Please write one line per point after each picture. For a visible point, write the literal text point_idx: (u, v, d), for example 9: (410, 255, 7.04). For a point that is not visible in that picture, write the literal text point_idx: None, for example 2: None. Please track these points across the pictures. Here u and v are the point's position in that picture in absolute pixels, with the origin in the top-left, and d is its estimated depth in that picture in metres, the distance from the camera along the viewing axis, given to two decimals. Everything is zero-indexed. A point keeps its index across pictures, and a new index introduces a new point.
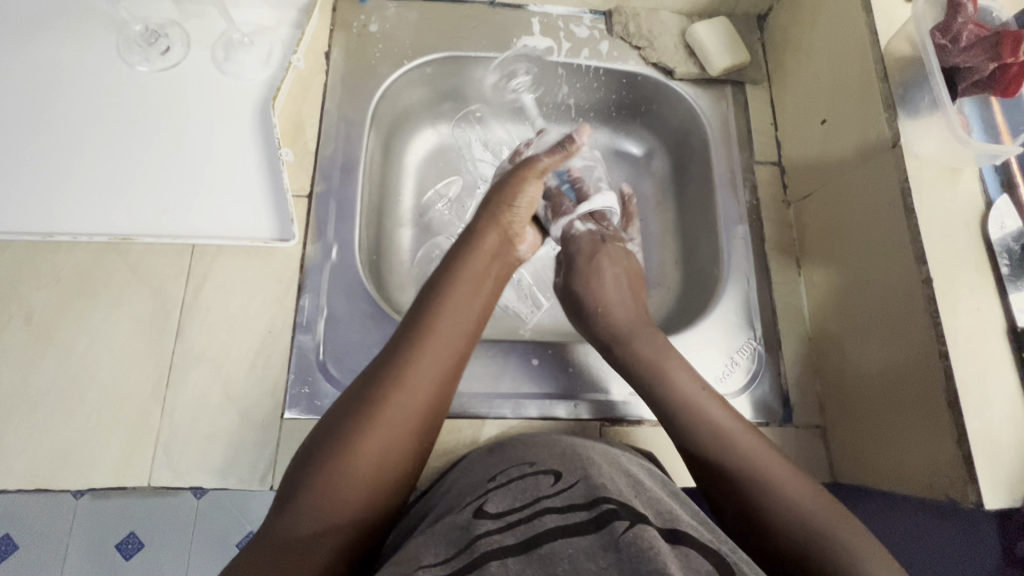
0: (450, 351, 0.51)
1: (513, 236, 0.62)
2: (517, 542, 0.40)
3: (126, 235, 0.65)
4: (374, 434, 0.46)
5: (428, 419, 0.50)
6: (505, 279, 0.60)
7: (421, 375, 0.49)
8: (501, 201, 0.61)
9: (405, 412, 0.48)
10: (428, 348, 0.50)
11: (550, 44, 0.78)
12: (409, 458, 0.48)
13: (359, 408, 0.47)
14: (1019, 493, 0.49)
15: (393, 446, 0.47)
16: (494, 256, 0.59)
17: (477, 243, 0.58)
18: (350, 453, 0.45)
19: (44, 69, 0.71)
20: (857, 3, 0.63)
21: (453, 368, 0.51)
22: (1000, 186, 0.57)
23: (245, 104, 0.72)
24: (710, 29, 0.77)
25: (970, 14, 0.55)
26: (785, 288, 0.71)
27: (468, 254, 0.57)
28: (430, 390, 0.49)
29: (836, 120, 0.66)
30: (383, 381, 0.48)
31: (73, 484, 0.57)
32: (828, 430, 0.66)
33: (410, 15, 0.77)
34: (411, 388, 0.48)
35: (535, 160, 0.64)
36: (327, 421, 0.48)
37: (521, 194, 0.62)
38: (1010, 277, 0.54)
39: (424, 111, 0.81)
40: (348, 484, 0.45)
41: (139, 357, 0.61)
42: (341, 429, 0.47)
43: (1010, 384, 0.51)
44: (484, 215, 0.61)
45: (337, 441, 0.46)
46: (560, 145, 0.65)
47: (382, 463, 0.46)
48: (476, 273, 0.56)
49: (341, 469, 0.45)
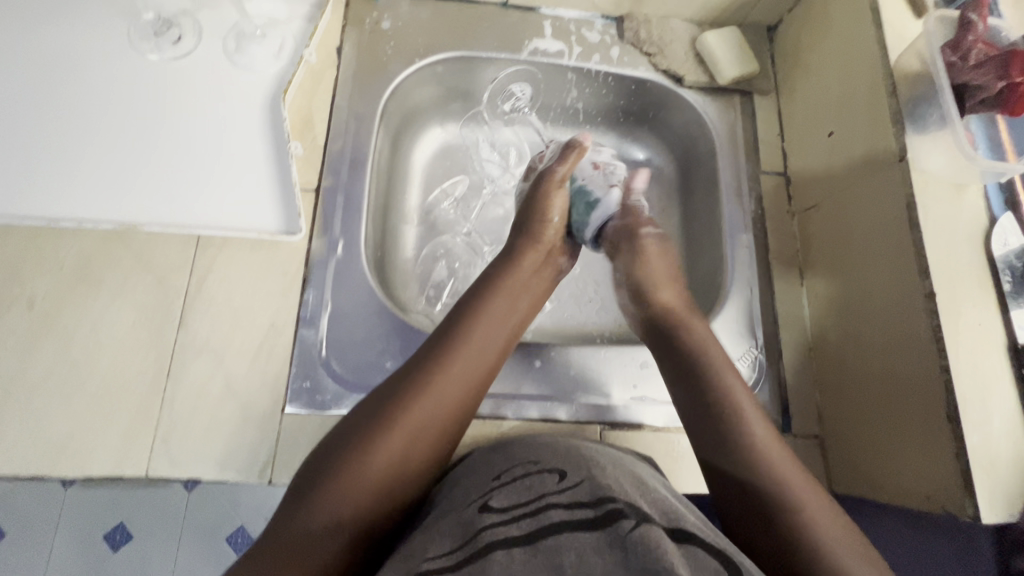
0: (481, 362, 0.53)
1: (553, 251, 0.64)
2: (521, 536, 0.40)
3: (131, 223, 0.64)
4: (400, 434, 0.47)
5: (451, 426, 0.50)
6: (543, 295, 0.62)
7: (451, 382, 0.50)
8: (537, 215, 0.63)
9: (435, 414, 0.49)
10: (461, 355, 0.52)
11: (561, 48, 0.78)
12: (427, 464, 0.49)
13: (389, 405, 0.48)
14: (1015, 507, 0.50)
15: (421, 445, 0.48)
16: (533, 274, 0.61)
17: (517, 260, 0.60)
18: (378, 445, 0.46)
19: (57, 54, 0.70)
20: (869, 17, 0.63)
21: (483, 378, 0.53)
22: (1004, 204, 0.58)
23: (256, 96, 0.72)
24: (720, 39, 0.78)
25: (979, 33, 0.56)
26: (787, 297, 0.71)
27: (507, 270, 0.59)
28: (459, 397, 0.51)
29: (843, 132, 0.66)
30: (416, 385, 0.49)
31: (71, 473, 0.56)
32: (826, 440, 0.66)
33: (422, 13, 0.77)
34: (442, 393, 0.50)
35: (551, 169, 0.65)
36: (351, 418, 0.49)
37: (552, 208, 0.64)
38: (1012, 293, 0.55)
39: (434, 110, 0.81)
40: (363, 483, 0.45)
41: (140, 346, 0.61)
42: (370, 421, 0.47)
43: (1009, 400, 0.52)
44: (523, 232, 0.63)
45: (365, 435, 0.47)
46: (568, 147, 0.66)
47: (406, 461, 0.47)
48: (512, 286, 0.58)
49: (365, 463, 0.45)
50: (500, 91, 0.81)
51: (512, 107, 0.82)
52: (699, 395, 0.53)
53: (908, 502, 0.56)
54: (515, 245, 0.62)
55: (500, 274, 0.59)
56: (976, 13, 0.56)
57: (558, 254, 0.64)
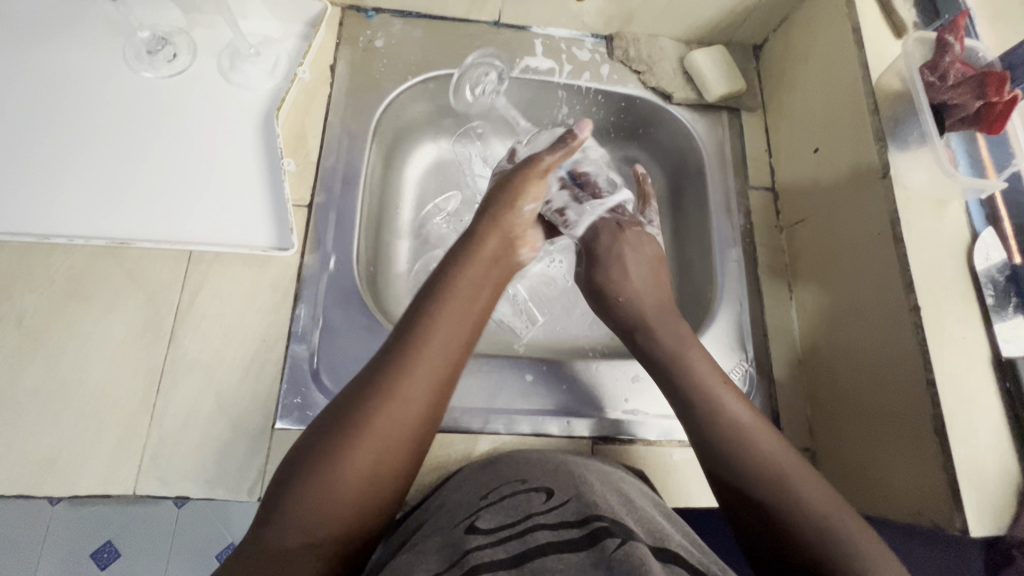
0: (443, 361, 0.50)
1: (517, 237, 0.61)
2: (507, 558, 0.40)
3: (123, 240, 0.65)
4: (361, 451, 0.45)
5: (416, 432, 0.48)
6: (507, 279, 0.60)
7: (413, 387, 0.48)
8: (504, 204, 0.61)
9: (395, 425, 0.47)
10: (422, 355, 0.50)
11: (551, 65, 0.79)
12: (394, 477, 0.47)
13: (346, 422, 0.46)
14: (1003, 520, 0.50)
15: (384, 461, 0.47)
16: (495, 261, 0.58)
17: (478, 246, 0.58)
18: (336, 466, 0.45)
19: (51, 72, 0.71)
20: (851, 37, 0.65)
21: (445, 379, 0.51)
22: (985, 219, 0.59)
23: (249, 113, 0.72)
24: (708, 58, 0.79)
25: (957, 54, 0.58)
26: (776, 311, 0.72)
27: (471, 258, 0.57)
28: (423, 404, 0.49)
29: (829, 148, 0.67)
30: (373, 394, 0.47)
31: (58, 491, 0.56)
32: (816, 453, 0.66)
33: (414, 32, 0.78)
34: (399, 403, 0.47)
35: (539, 161, 0.62)
36: (311, 434, 0.47)
37: (522, 199, 0.61)
38: (995, 307, 0.56)
39: (427, 126, 0.82)
40: (330, 504, 0.44)
41: (131, 362, 0.60)
42: (328, 439, 0.46)
43: (995, 412, 0.52)
44: (485, 221, 0.60)
45: (327, 451, 0.45)
46: (561, 138, 0.63)
47: (371, 478, 0.46)
48: (474, 277, 0.56)
49: (327, 485, 0.44)
50: (466, 81, 0.79)
51: (480, 92, 0.80)
52: (700, 403, 0.53)
53: (899, 516, 0.56)
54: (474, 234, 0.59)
55: (455, 263, 0.56)
56: (952, 35, 0.58)
57: (522, 244, 0.62)
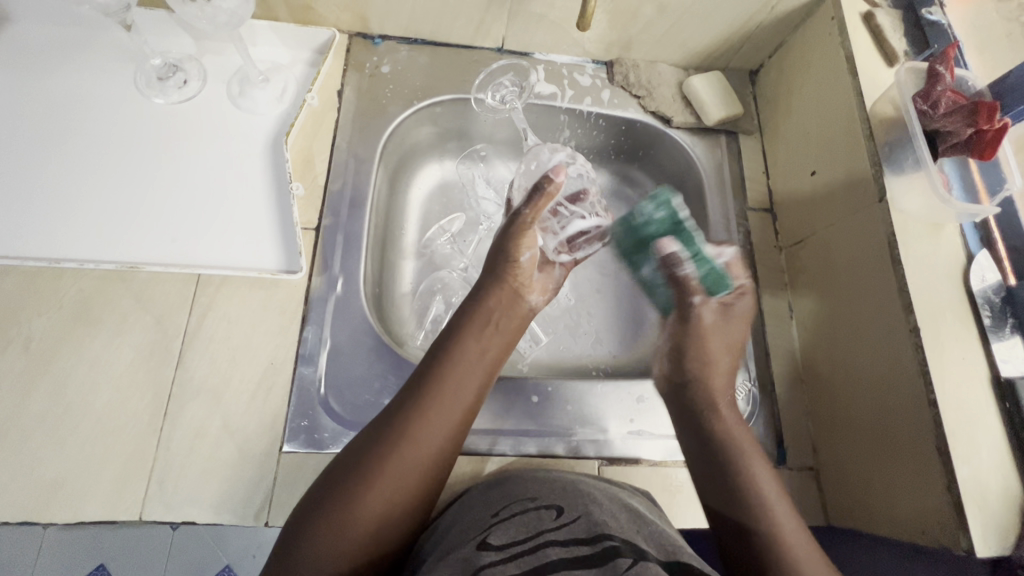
0: (461, 403, 0.53)
1: (523, 288, 0.63)
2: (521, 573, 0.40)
3: (132, 264, 0.65)
4: (380, 486, 0.47)
5: (432, 472, 0.50)
6: (516, 334, 0.62)
7: (431, 430, 0.50)
8: (506, 256, 0.62)
9: (413, 465, 0.48)
10: (442, 397, 0.52)
11: (554, 90, 0.81)
12: (408, 513, 0.48)
13: (370, 456, 0.48)
14: (1005, 540, 0.51)
15: (401, 497, 0.48)
16: (507, 307, 0.61)
17: (492, 290, 0.61)
18: (359, 497, 0.46)
19: (61, 98, 0.72)
20: (845, 66, 0.67)
21: (462, 421, 0.52)
22: (979, 242, 0.61)
23: (257, 138, 0.74)
24: (706, 83, 0.81)
25: (947, 83, 0.61)
26: (777, 330, 0.73)
27: (490, 292, 0.61)
28: (439, 447, 0.50)
29: (825, 171, 0.69)
30: (397, 431, 0.49)
31: (64, 518, 0.56)
32: (820, 472, 0.67)
33: (419, 59, 0.80)
34: (421, 440, 0.49)
35: (519, 214, 0.62)
36: (337, 466, 0.49)
37: (522, 248, 0.62)
38: (992, 327, 0.57)
39: (431, 148, 0.84)
40: (347, 535, 0.45)
41: (138, 386, 0.61)
42: (346, 483, 0.47)
43: (995, 431, 0.53)
44: (493, 272, 0.62)
45: (352, 481, 0.47)
46: (536, 187, 0.61)
47: (386, 515, 0.47)
48: (485, 323, 0.58)
49: (347, 515, 0.45)
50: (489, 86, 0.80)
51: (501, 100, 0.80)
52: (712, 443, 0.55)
53: (906, 537, 0.56)
54: (487, 283, 0.61)
55: (472, 312, 0.59)
56: (942, 66, 0.62)
57: (527, 292, 0.64)
